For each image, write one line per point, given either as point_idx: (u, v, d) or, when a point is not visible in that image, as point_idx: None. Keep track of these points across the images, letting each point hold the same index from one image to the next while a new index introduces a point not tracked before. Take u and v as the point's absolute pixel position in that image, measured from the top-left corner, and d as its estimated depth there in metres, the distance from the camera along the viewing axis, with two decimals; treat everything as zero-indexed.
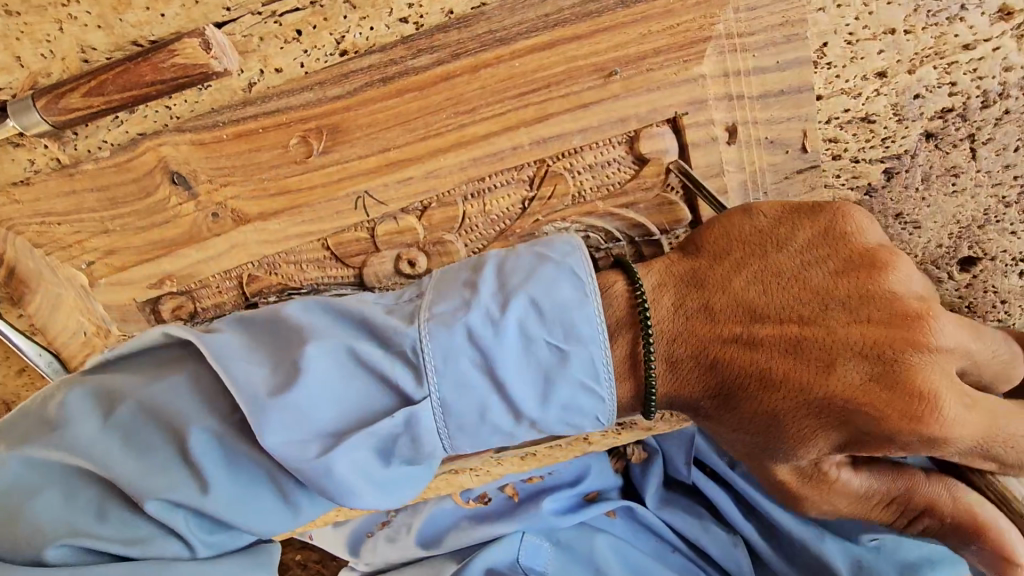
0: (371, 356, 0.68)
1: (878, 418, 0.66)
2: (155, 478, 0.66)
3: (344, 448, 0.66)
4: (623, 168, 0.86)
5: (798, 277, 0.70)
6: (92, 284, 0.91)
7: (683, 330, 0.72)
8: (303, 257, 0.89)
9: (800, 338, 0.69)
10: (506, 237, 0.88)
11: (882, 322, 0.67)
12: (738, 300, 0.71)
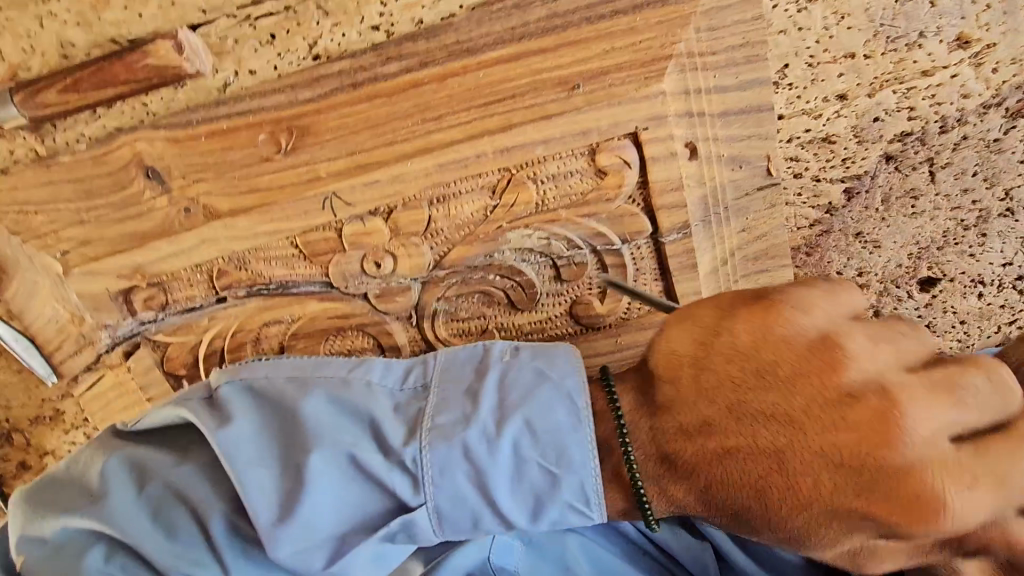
0: (372, 464, 0.70)
1: (878, 435, 0.62)
2: (188, 557, 0.67)
3: (352, 560, 0.69)
4: (585, 180, 0.88)
5: (766, 343, 0.66)
6: (67, 272, 0.93)
7: (659, 420, 0.71)
8: (272, 254, 0.91)
9: (789, 451, 0.65)
10: (471, 242, 0.91)
11: (857, 411, 0.63)
12: (712, 383, 0.68)
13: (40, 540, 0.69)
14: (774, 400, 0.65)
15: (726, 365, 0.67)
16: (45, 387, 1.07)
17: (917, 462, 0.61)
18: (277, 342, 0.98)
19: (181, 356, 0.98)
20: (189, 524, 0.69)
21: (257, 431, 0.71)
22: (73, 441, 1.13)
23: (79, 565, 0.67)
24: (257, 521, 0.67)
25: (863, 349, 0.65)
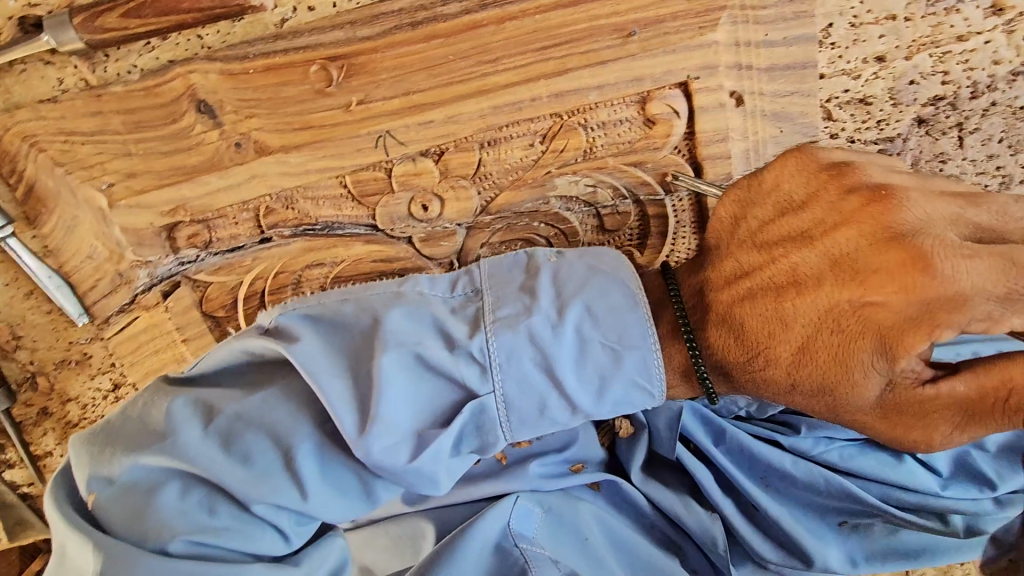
0: (436, 358, 0.73)
1: (882, 222, 0.64)
2: (266, 483, 0.70)
3: (433, 449, 0.72)
4: (634, 128, 0.89)
5: (782, 201, 0.72)
6: (110, 206, 0.91)
7: (709, 310, 0.75)
8: (320, 193, 0.91)
9: (816, 278, 0.67)
10: (519, 187, 0.92)
11: (862, 214, 0.65)
12: (744, 257, 0.73)
13: (114, 479, 0.72)
14: (783, 231, 0.71)
15: (753, 226, 0.73)
16: (75, 328, 1.05)
17: (908, 233, 0.63)
18: (317, 285, 0.98)
19: (221, 296, 0.98)
20: (265, 453, 0.72)
21: (326, 329, 0.75)
22: (98, 387, 1.12)
23: (158, 499, 0.70)
24: (343, 426, 0.70)
25: (879, 172, 0.68)
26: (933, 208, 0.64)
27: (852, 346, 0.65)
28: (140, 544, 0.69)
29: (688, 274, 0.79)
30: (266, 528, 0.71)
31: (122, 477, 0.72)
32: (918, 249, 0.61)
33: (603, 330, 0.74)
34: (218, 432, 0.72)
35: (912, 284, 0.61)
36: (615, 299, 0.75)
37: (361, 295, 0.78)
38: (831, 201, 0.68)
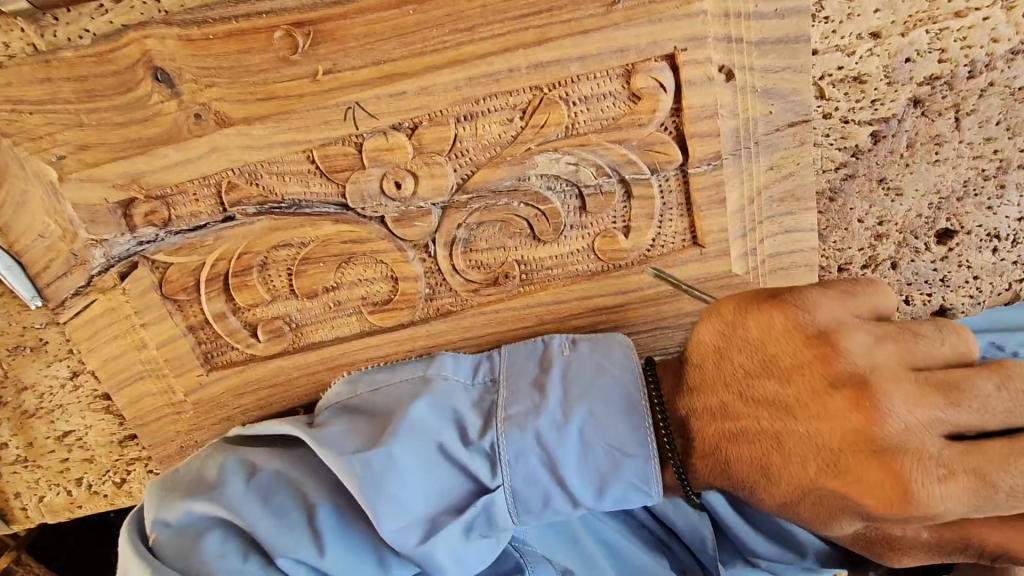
0: (456, 452, 0.85)
1: (830, 349, 0.74)
2: (291, 538, 0.84)
3: (442, 539, 0.82)
4: (618, 103, 0.85)
5: (759, 315, 0.79)
6: (61, 179, 0.86)
7: (695, 394, 0.84)
8: (286, 169, 0.86)
9: (774, 382, 0.77)
10: (497, 164, 0.87)
11: (797, 337, 0.76)
12: (723, 336, 0.81)
13: (171, 522, 0.87)
14: (754, 331, 0.79)
15: (749, 336, 0.79)
16: (29, 312, 1.00)
17: (841, 352, 0.73)
18: (284, 267, 0.93)
19: (182, 278, 0.92)
20: (293, 509, 0.86)
21: (359, 429, 0.87)
22: (55, 375, 1.06)
23: (203, 544, 0.84)
24: (375, 514, 0.80)
25: (828, 303, 0.76)
26: (838, 312, 0.76)
27: (794, 473, 0.76)
28: (184, 573, 0.83)
29: (683, 383, 0.85)
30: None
31: (175, 524, 0.87)
32: (828, 347, 0.74)
33: (610, 429, 0.83)
34: (258, 484, 0.88)
35: (832, 390, 0.74)
36: (604, 381, 0.85)
37: (395, 390, 0.90)
38: (766, 336, 0.78)
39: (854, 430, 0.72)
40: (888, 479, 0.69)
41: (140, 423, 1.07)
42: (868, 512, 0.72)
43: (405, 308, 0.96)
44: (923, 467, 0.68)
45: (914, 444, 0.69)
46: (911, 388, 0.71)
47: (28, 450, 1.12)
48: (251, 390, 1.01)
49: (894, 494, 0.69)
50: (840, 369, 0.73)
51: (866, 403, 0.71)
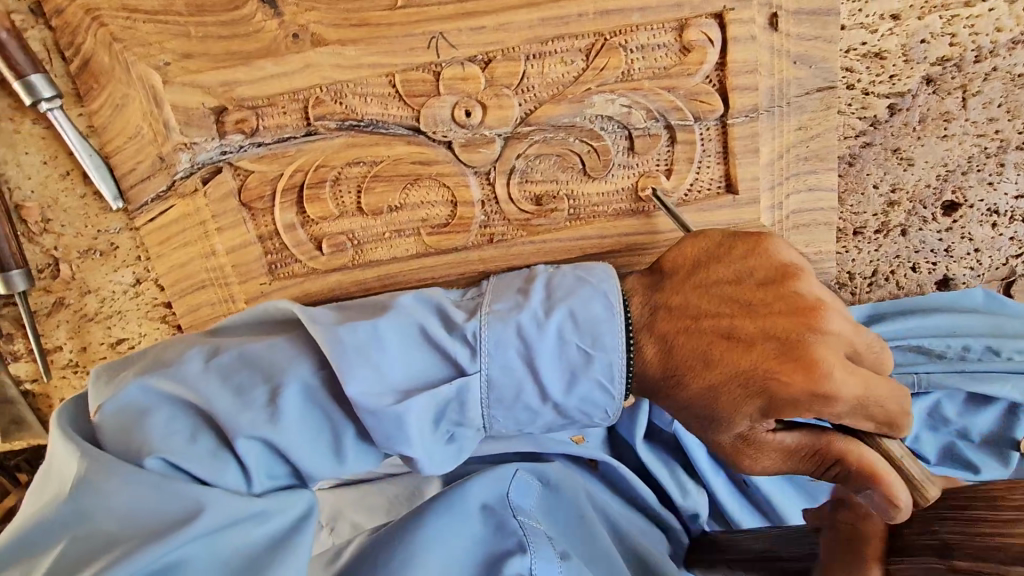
0: (438, 337, 0.85)
1: (791, 271, 0.87)
2: (248, 417, 0.79)
3: (415, 410, 0.81)
4: (668, 55, 0.95)
5: (739, 243, 0.90)
6: (164, 84, 0.95)
7: (663, 299, 0.90)
8: (368, 90, 0.96)
9: (736, 291, 0.87)
10: (558, 101, 0.97)
11: (763, 259, 0.89)
12: (703, 257, 0.91)
13: (115, 399, 0.81)
14: (734, 255, 0.90)
15: (725, 257, 0.90)
16: (107, 215, 1.07)
17: (795, 272, 0.87)
18: (354, 185, 1.01)
19: (260, 187, 1.00)
20: (257, 388, 0.81)
21: (346, 315, 0.88)
22: (120, 281, 1.12)
23: (151, 421, 0.80)
24: (341, 370, 0.80)
25: (794, 252, 0.91)
26: (799, 259, 0.91)
27: (735, 360, 0.83)
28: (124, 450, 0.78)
29: (656, 290, 0.91)
30: (235, 465, 0.80)
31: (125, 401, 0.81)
32: (793, 271, 0.87)
33: (600, 321, 0.86)
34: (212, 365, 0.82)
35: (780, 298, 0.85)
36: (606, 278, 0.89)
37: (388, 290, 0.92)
38: (748, 256, 0.89)
39: (802, 329, 0.82)
40: (813, 359, 0.80)
41: (195, 333, 1.13)
42: (781, 395, 0.81)
43: (460, 233, 1.04)
44: (838, 358, 0.81)
45: (835, 340, 0.82)
46: (840, 313, 0.85)
47: (80, 355, 1.17)
48: (308, 305, 1.08)
49: (813, 369, 0.80)
50: (805, 286, 0.86)
51: (816, 316, 0.82)
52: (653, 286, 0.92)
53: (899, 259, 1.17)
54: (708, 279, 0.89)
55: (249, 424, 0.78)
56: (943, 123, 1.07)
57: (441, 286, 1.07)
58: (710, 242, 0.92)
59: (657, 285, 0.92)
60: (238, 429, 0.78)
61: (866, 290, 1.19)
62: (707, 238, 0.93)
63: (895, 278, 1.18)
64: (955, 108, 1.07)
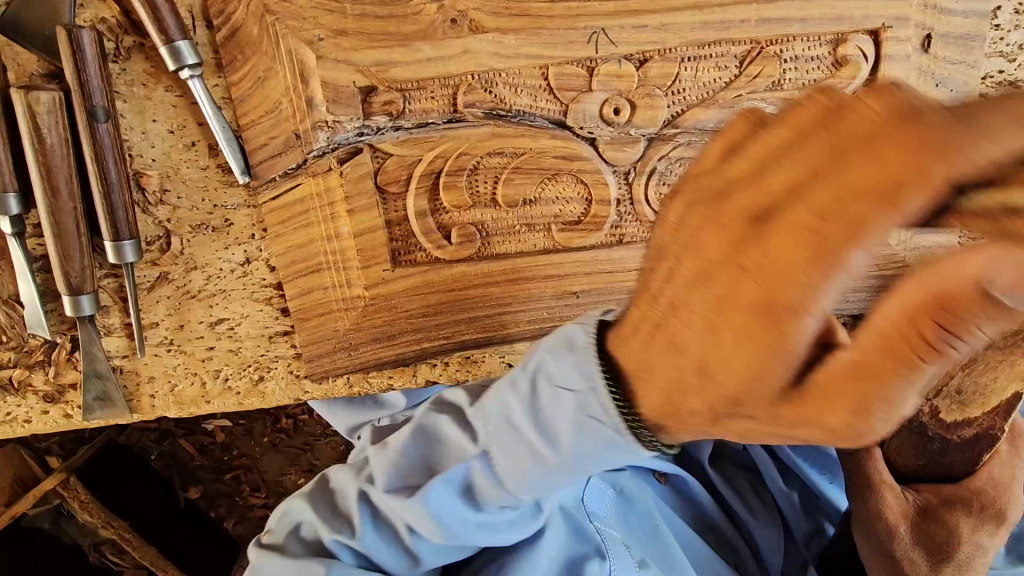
0: (448, 429, 0.82)
1: (745, 204, 0.53)
2: (339, 526, 0.90)
3: (429, 499, 0.79)
4: (821, 67, 0.95)
5: (719, 187, 0.56)
6: (317, 60, 0.93)
7: (693, 297, 0.57)
8: (520, 80, 0.94)
9: (697, 274, 0.56)
10: (708, 105, 0.96)
11: (874, 203, 0.46)
12: (719, 210, 0.55)
13: (264, 526, 0.98)
14: (742, 169, 0.55)
15: (712, 210, 0.55)
16: (228, 190, 1.05)
17: (765, 213, 0.52)
18: (491, 175, 0.99)
19: (396, 172, 0.98)
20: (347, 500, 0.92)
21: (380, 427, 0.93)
22: (229, 259, 1.09)
23: (286, 542, 0.93)
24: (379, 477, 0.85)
25: (766, 140, 0.54)
26: (753, 153, 0.54)
27: (713, 355, 0.56)
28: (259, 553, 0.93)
29: (663, 267, 0.60)
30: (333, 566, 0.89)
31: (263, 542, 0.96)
32: (788, 212, 0.50)
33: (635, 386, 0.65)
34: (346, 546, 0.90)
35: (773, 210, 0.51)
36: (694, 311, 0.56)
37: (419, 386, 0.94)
38: (762, 165, 0.53)
39: (829, 184, 0.48)
40: (775, 333, 0.52)
41: (302, 317, 1.10)
42: (845, 409, 0.53)
43: (591, 232, 1.03)
44: (945, 329, 0.47)
45: (894, 319, 0.49)
46: (869, 214, 0.47)
47: (177, 333, 1.14)
48: (427, 296, 1.06)
49: (885, 382, 0.51)
50: (777, 251, 0.50)
51: (899, 195, 0.46)
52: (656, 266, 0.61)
53: None
54: (700, 263, 0.56)
55: (342, 532, 0.90)
56: None
57: (565, 284, 1.06)
58: (692, 192, 0.57)
59: (678, 265, 0.58)
60: (336, 546, 0.90)
61: None
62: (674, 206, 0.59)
63: None
64: None
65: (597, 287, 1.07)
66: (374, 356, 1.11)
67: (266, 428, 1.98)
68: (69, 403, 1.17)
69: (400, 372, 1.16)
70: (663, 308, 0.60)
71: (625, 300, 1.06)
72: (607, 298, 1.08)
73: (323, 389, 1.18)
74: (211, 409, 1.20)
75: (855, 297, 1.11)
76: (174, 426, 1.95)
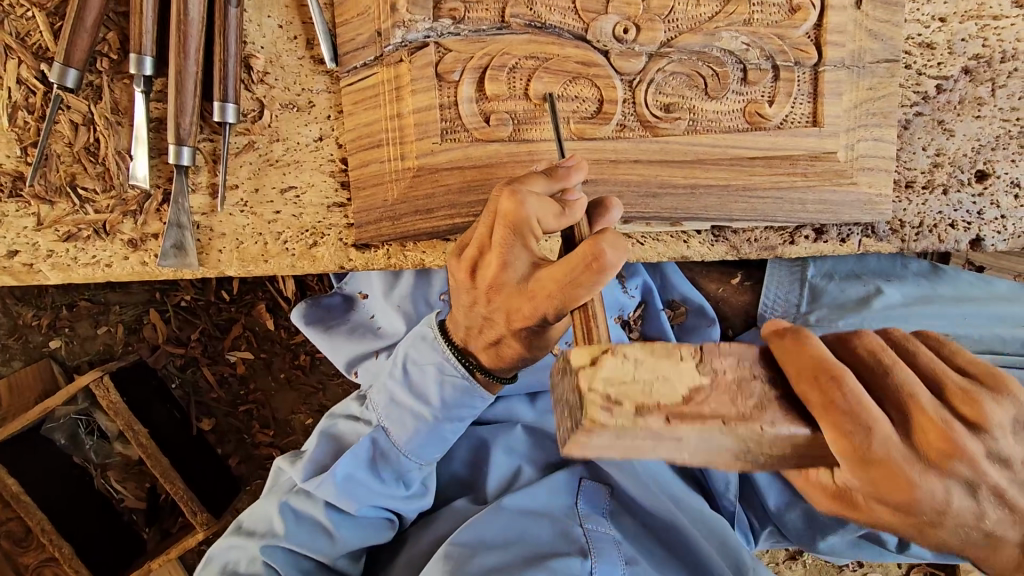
0: (424, 387, 1.28)
1: (577, 262, 0.91)
2: (373, 465, 1.36)
3: (451, 432, 1.34)
4: (780, 11, 1.26)
5: (574, 275, 0.91)
6: None
7: (549, 299, 0.95)
8: (554, 2, 1.24)
9: (579, 255, 0.91)
10: (694, 32, 1.26)
11: (582, 253, 0.91)
12: (552, 270, 0.94)
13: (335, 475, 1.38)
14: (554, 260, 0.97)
15: (571, 284, 0.92)
16: (316, 77, 1.32)
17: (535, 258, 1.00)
18: (526, 74, 1.27)
19: (453, 64, 1.26)
20: (362, 482, 1.35)
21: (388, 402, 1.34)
22: (306, 134, 1.35)
23: (367, 484, 1.36)
24: (414, 431, 1.32)
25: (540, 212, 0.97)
26: (539, 204, 0.97)
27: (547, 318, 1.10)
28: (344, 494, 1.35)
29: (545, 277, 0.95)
30: (408, 486, 1.43)
31: (315, 460, 1.41)
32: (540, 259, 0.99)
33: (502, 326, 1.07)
34: (414, 471, 1.40)
35: (511, 233, 0.97)
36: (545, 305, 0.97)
37: (383, 402, 1.35)
38: (536, 211, 0.97)
39: (586, 277, 0.91)
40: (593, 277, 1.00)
41: (359, 186, 1.34)
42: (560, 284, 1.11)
43: (602, 126, 1.29)
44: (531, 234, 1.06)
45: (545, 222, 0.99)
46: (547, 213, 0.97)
47: (252, 196, 1.36)
48: (466, 171, 1.30)
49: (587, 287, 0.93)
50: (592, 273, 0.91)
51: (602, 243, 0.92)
52: (564, 284, 0.92)
53: (941, 219, 1.42)
54: (554, 275, 0.93)
55: (410, 473, 1.40)
56: (976, 106, 1.38)
57: None
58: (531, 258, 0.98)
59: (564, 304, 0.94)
60: (404, 473, 1.39)
61: (912, 238, 1.43)
62: (509, 242, 0.98)
63: (937, 232, 1.43)
64: (987, 95, 1.37)
65: (603, 178, 1.32)
66: (413, 227, 1.33)
67: (285, 363, 2.14)
68: (148, 251, 1.37)
69: (432, 246, 1.38)
70: (551, 280, 0.94)
71: (623, 189, 1.33)
72: (611, 187, 1.32)
73: (366, 258, 1.40)
74: (268, 269, 1.40)
75: (811, 206, 1.36)
76: (201, 353, 2.12)
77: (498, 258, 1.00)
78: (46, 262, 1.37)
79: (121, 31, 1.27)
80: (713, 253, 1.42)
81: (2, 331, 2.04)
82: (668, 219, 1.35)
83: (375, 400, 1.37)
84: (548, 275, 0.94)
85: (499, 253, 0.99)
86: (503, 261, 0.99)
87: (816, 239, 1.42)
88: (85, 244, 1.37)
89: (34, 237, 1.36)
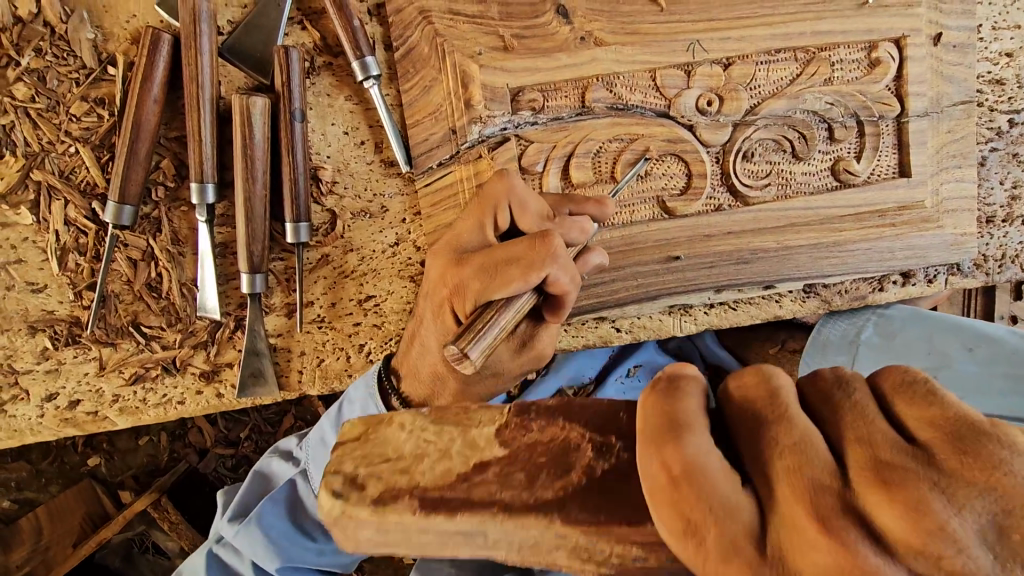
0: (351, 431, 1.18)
1: (515, 251, 0.92)
2: (300, 512, 1.24)
3: None
4: (860, 67, 1.24)
5: (517, 267, 0.90)
6: (478, 69, 1.15)
7: (474, 279, 0.95)
8: (635, 82, 1.19)
9: (524, 246, 0.91)
10: (777, 97, 1.22)
11: (526, 244, 0.91)
12: (481, 257, 0.95)
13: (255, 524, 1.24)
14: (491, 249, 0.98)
15: (512, 278, 0.90)
16: (389, 180, 1.25)
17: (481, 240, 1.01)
18: (612, 157, 1.22)
19: (536, 157, 1.20)
20: (278, 532, 1.21)
21: (317, 443, 1.24)
22: (382, 240, 1.27)
23: (286, 535, 1.21)
24: None
25: (514, 190, 0.99)
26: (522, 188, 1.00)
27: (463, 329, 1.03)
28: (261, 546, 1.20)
29: (485, 259, 0.94)
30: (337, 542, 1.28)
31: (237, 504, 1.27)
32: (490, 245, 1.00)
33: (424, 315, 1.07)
34: None
35: (479, 204, 1.01)
36: (471, 290, 0.95)
37: (312, 444, 1.25)
38: (519, 190, 0.99)
39: (518, 269, 0.90)
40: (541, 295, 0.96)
41: None
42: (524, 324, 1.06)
43: (692, 201, 1.25)
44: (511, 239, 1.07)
45: (521, 210, 1.00)
46: (531, 206, 1.00)
47: (330, 310, 1.28)
48: None
49: (512, 276, 0.90)
50: (520, 261, 0.90)
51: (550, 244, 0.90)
52: (498, 270, 0.92)
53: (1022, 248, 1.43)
54: (503, 267, 0.92)
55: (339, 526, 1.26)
56: None
57: (668, 248, 1.27)
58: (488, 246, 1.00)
59: None
60: (330, 526, 1.25)
61: (997, 270, 1.43)
62: (474, 208, 1.02)
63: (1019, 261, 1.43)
64: None
65: (696, 251, 1.28)
66: None
67: None
68: (222, 382, 1.28)
69: None
70: (486, 262, 0.94)
71: (718, 259, 1.29)
72: (706, 258, 1.29)
73: None
74: (351, 383, 1.32)
75: (902, 254, 1.34)
76: (253, 450, 2.01)
77: (461, 224, 1.03)
78: (113, 408, 1.27)
79: (175, 157, 1.18)
80: (806, 308, 1.38)
81: (34, 456, 1.86)
82: (764, 284, 1.31)
83: (309, 442, 1.27)
84: (489, 255, 0.94)
85: (464, 222, 1.03)
86: (460, 228, 1.03)
87: (905, 282, 1.38)
88: (155, 384, 1.27)
89: (99, 383, 1.25)
